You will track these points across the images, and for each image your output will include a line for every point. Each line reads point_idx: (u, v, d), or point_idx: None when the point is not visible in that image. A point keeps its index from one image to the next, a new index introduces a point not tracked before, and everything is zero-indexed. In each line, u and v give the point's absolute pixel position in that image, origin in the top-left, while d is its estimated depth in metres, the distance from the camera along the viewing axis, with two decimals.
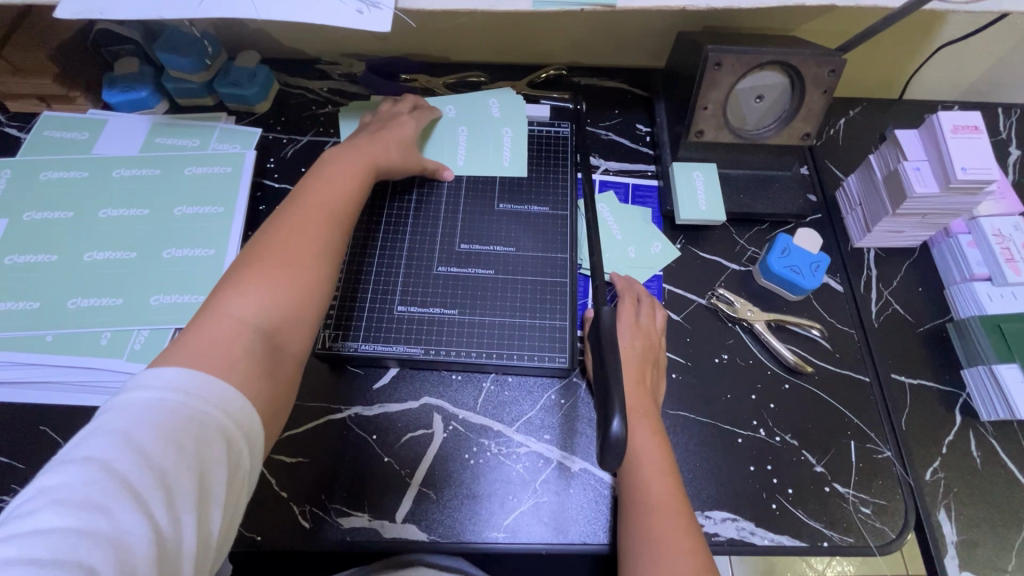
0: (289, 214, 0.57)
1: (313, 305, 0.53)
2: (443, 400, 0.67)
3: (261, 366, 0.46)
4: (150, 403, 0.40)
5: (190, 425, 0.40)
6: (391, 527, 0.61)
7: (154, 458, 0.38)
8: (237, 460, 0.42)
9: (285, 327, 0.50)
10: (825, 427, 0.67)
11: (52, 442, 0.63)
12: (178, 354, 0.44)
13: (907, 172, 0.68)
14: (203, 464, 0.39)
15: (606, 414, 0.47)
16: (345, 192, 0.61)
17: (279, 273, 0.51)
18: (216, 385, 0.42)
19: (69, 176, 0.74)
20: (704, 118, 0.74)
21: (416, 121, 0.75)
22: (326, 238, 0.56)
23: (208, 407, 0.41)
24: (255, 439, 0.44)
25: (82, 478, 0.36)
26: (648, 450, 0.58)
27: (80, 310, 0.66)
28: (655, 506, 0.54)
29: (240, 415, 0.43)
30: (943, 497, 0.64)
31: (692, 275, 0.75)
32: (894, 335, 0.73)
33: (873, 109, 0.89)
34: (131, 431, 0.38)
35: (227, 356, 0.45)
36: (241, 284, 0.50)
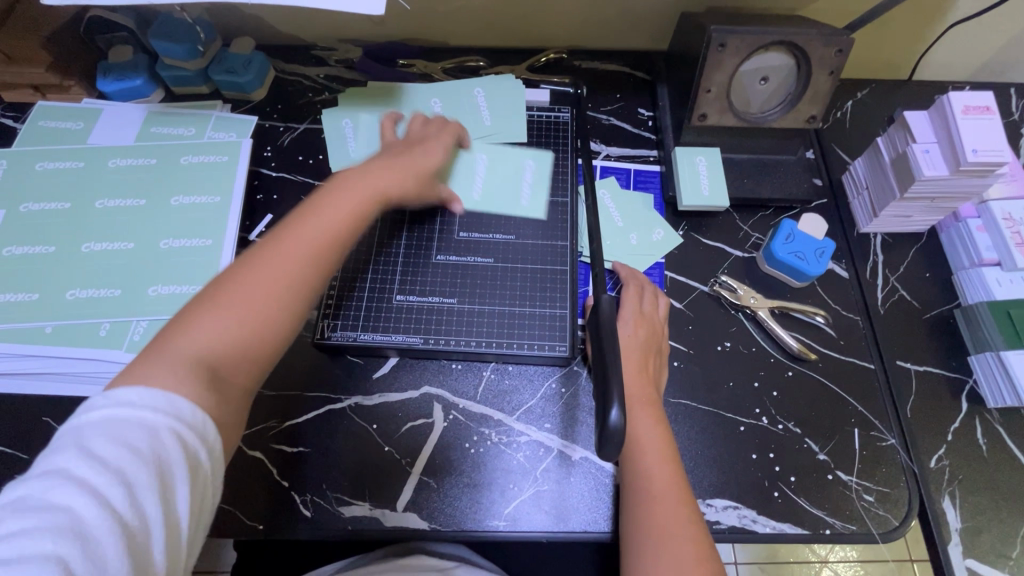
0: (275, 228, 0.53)
1: (283, 336, 0.49)
2: (443, 389, 0.67)
3: (215, 389, 0.44)
4: (112, 412, 0.39)
5: (145, 431, 0.39)
6: (392, 515, 0.61)
7: (111, 464, 0.37)
8: (198, 463, 0.40)
9: (250, 348, 0.47)
10: (828, 414, 0.66)
11: (55, 432, 0.63)
12: (137, 371, 0.42)
13: (916, 155, 0.66)
14: (159, 468, 0.38)
15: (604, 404, 0.46)
16: (338, 206, 0.55)
17: (251, 296, 0.48)
18: (168, 398, 0.41)
19: (64, 166, 0.74)
20: (707, 102, 0.72)
21: (446, 146, 0.68)
22: (309, 250, 0.51)
23: (160, 414, 0.40)
24: (215, 449, 0.42)
25: (44, 487, 0.36)
26: (649, 439, 0.57)
27: (78, 301, 0.66)
28: (657, 497, 0.54)
29: (196, 431, 0.41)
30: (948, 484, 0.63)
31: (695, 262, 0.74)
32: (901, 322, 0.71)
33: (882, 90, 0.86)
34: (93, 441, 0.38)
35: (181, 378, 0.42)
36: (211, 305, 0.47)
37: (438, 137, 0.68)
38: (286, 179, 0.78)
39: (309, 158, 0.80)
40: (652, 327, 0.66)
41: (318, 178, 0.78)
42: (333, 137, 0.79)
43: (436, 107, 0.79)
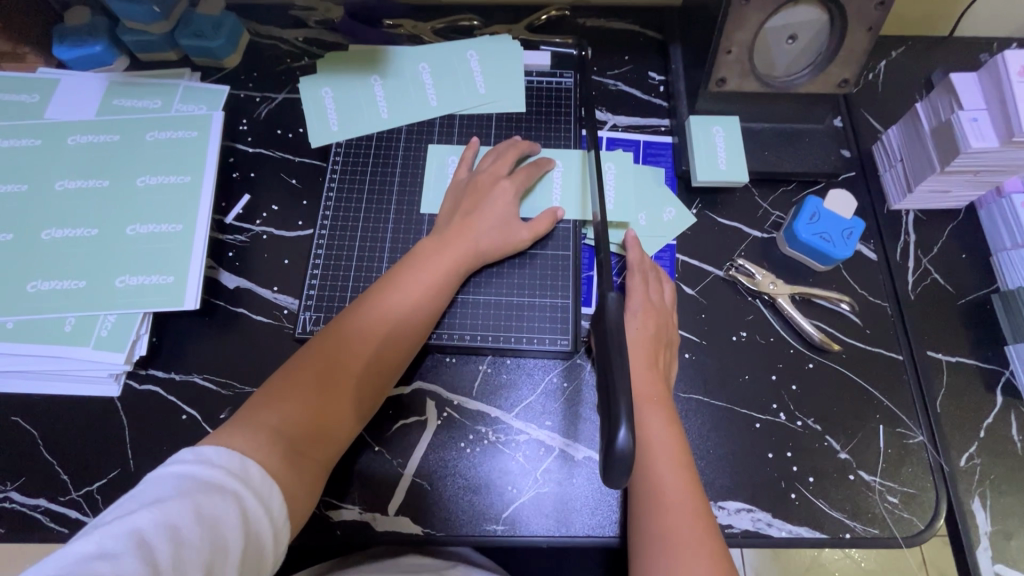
0: (348, 312, 0.57)
1: (346, 414, 0.53)
2: (435, 385, 0.63)
3: (290, 463, 0.48)
4: (186, 473, 0.42)
5: (214, 494, 0.41)
6: (384, 519, 0.58)
7: (174, 521, 0.39)
8: (254, 535, 0.42)
9: (324, 427, 0.51)
10: (852, 409, 0.61)
11: (26, 433, 0.60)
12: (228, 435, 0.47)
13: (962, 124, 0.59)
14: (220, 533, 0.40)
15: (612, 423, 0.42)
16: (393, 303, 0.57)
17: (316, 389, 0.52)
18: (240, 461, 0.45)
19: (20, 143, 0.67)
20: (727, 65, 0.64)
21: (516, 190, 0.64)
22: (364, 354, 0.55)
23: (231, 478, 0.43)
24: (276, 519, 0.45)
25: (106, 535, 0.37)
26: (660, 445, 0.53)
27: (42, 294, 0.61)
28: (668, 509, 0.50)
29: (263, 497, 0.44)
30: (978, 484, 0.59)
31: (709, 244, 0.68)
32: (933, 308, 0.66)
33: (919, 49, 0.78)
34: (162, 494, 0.40)
35: (265, 449, 0.47)
36: (284, 384, 0.51)
37: (511, 178, 0.65)
38: (264, 156, 0.72)
39: (288, 132, 0.73)
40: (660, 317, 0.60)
41: (298, 155, 0.72)
42: (313, 109, 0.72)
43: (425, 73, 0.72)
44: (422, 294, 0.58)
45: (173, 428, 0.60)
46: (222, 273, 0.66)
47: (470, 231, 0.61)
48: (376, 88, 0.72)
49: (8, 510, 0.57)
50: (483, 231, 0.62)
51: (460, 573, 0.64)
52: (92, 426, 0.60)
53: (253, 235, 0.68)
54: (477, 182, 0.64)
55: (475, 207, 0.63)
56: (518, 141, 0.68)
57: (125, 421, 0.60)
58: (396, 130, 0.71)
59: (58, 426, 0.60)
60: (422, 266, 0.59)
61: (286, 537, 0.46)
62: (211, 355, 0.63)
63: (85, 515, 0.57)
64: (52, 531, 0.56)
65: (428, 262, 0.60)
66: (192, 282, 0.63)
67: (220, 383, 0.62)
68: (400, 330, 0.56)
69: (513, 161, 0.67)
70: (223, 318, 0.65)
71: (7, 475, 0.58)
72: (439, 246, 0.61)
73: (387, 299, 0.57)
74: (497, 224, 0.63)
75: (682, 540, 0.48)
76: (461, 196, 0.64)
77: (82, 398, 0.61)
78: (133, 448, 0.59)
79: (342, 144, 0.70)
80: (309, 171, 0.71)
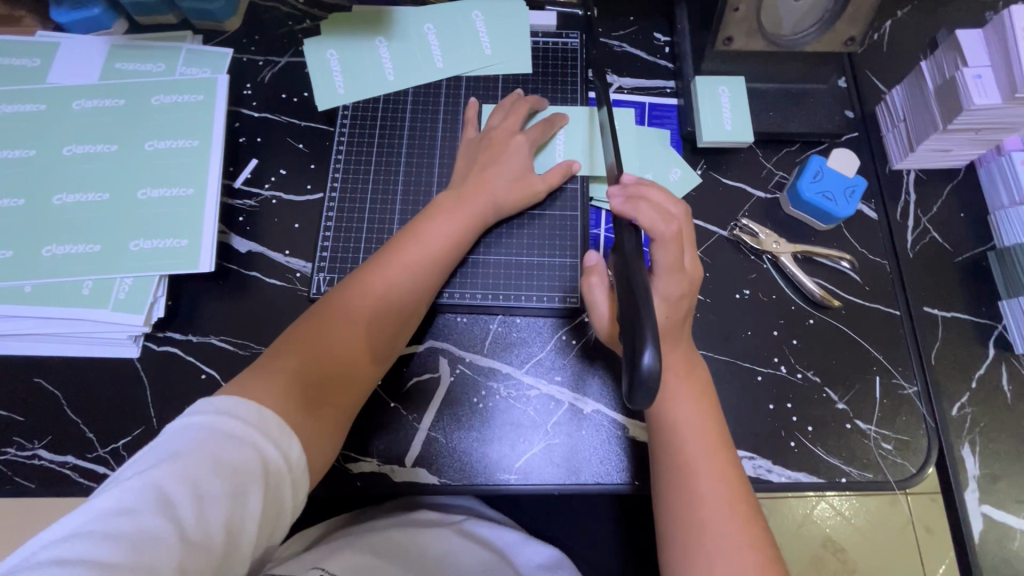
0: (363, 267, 0.58)
1: (361, 367, 0.55)
2: (447, 343, 0.64)
3: (309, 408, 0.50)
4: (204, 427, 0.43)
5: (232, 448, 0.43)
6: (401, 471, 0.60)
7: (193, 476, 0.40)
8: (275, 485, 0.44)
9: (344, 375, 0.53)
10: (849, 362, 0.63)
11: (48, 393, 0.61)
12: (253, 383, 0.49)
13: (966, 79, 0.61)
14: (238, 487, 0.41)
15: (638, 344, 0.41)
16: (411, 255, 0.58)
17: (333, 338, 0.53)
18: (257, 412, 0.46)
19: (23, 108, 0.67)
20: (734, 23, 0.64)
21: (530, 142, 0.65)
22: (380, 306, 0.56)
23: (248, 431, 0.44)
24: (296, 469, 0.46)
25: (126, 492, 0.39)
26: (674, 369, 0.55)
27: (56, 259, 0.62)
28: (684, 433, 0.53)
29: (282, 443, 0.46)
30: (968, 431, 0.62)
31: (714, 205, 0.69)
32: (930, 265, 0.67)
33: (924, 7, 0.78)
34: (179, 452, 0.42)
35: (285, 394, 0.49)
36: (302, 334, 0.53)
37: (524, 132, 0.66)
38: (270, 120, 0.72)
39: (293, 96, 0.73)
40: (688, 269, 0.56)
41: (305, 119, 0.72)
42: (319, 71, 0.71)
43: (430, 34, 0.72)
44: (436, 246, 0.59)
45: (193, 388, 0.62)
46: (234, 237, 0.67)
47: (484, 185, 0.62)
48: (381, 51, 0.71)
49: (37, 466, 0.59)
50: (499, 189, 0.63)
51: (471, 527, 0.67)
52: (113, 387, 0.62)
53: (262, 200, 0.69)
54: (492, 138, 0.65)
55: (490, 163, 0.64)
56: (523, 97, 0.68)
57: (145, 382, 0.62)
58: (402, 93, 0.70)
59: (79, 386, 0.62)
60: (435, 218, 0.60)
61: (305, 484, 0.47)
62: (227, 317, 0.64)
63: (112, 470, 0.59)
64: (81, 486, 0.59)
65: (441, 216, 0.61)
66: (205, 246, 0.63)
67: (237, 345, 0.63)
68: (415, 283, 0.58)
69: (525, 116, 0.67)
70: (236, 281, 0.66)
71: (34, 433, 0.60)
72: (456, 200, 0.62)
73: (403, 252, 0.58)
74: (511, 181, 0.64)
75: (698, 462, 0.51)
76: (476, 151, 0.65)
77: (101, 359, 0.62)
78: (155, 407, 0.61)
79: (349, 106, 0.70)
80: (317, 136, 0.71)
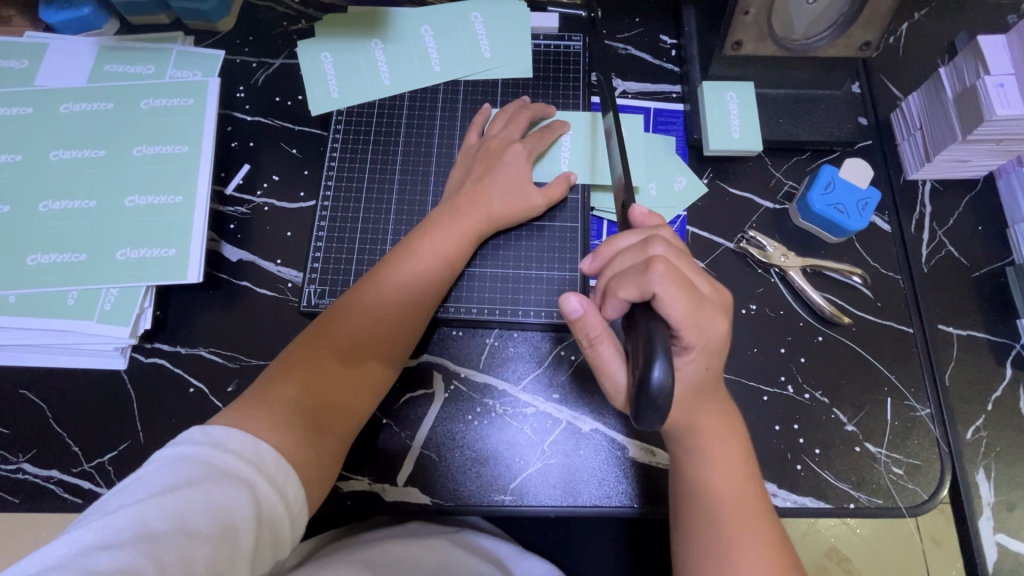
0: (357, 285, 0.56)
1: (360, 389, 0.53)
2: (442, 358, 0.62)
3: (305, 437, 0.48)
4: (196, 458, 0.42)
5: (223, 481, 0.41)
6: (393, 490, 0.58)
7: (182, 510, 0.39)
8: (268, 518, 0.42)
9: (341, 399, 0.52)
10: (859, 382, 0.61)
11: (33, 404, 0.60)
12: (245, 413, 0.47)
13: (988, 88, 0.58)
14: (229, 521, 0.40)
15: (649, 355, 0.40)
16: (406, 272, 0.56)
17: (328, 361, 0.52)
18: (252, 445, 0.44)
19: (10, 112, 0.65)
20: (743, 27, 0.62)
21: (528, 151, 0.63)
22: (377, 326, 0.54)
23: (242, 463, 0.43)
24: (291, 505, 0.45)
25: (107, 526, 0.37)
26: (713, 430, 0.50)
27: (41, 268, 0.60)
28: (723, 497, 0.49)
29: (277, 476, 0.44)
30: (983, 456, 0.60)
31: (721, 215, 0.67)
32: (946, 281, 0.65)
33: (943, 10, 0.74)
34: (167, 484, 0.40)
35: (281, 423, 0.47)
36: (297, 359, 0.52)
37: (522, 140, 0.63)
38: (263, 125, 0.70)
39: (287, 100, 0.71)
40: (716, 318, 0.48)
41: (298, 124, 0.70)
42: (312, 74, 0.69)
43: (427, 36, 0.69)
44: (432, 262, 0.57)
45: (181, 401, 0.60)
46: (224, 245, 0.65)
47: (481, 197, 0.60)
48: (376, 53, 0.69)
49: (21, 480, 0.58)
50: (497, 201, 0.61)
51: (471, 537, 0.67)
52: (99, 400, 0.60)
53: (254, 207, 0.67)
54: (489, 148, 0.63)
55: (487, 173, 0.62)
56: (530, 104, 0.66)
57: (133, 395, 0.60)
58: (398, 98, 0.68)
59: (65, 398, 0.60)
60: (432, 233, 0.58)
61: (303, 514, 0.46)
62: (216, 329, 0.63)
63: (98, 485, 0.58)
64: (66, 502, 0.57)
65: (439, 230, 0.58)
66: (194, 256, 0.62)
67: (226, 357, 0.62)
68: (413, 303, 0.56)
69: (526, 125, 0.65)
70: (226, 291, 0.64)
71: (18, 446, 0.59)
72: (452, 213, 0.59)
73: (399, 269, 0.56)
74: (510, 192, 0.61)
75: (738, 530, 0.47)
76: (471, 162, 0.63)
77: (87, 371, 0.61)
78: (142, 421, 0.60)
79: (343, 111, 0.68)
80: (310, 141, 0.69)
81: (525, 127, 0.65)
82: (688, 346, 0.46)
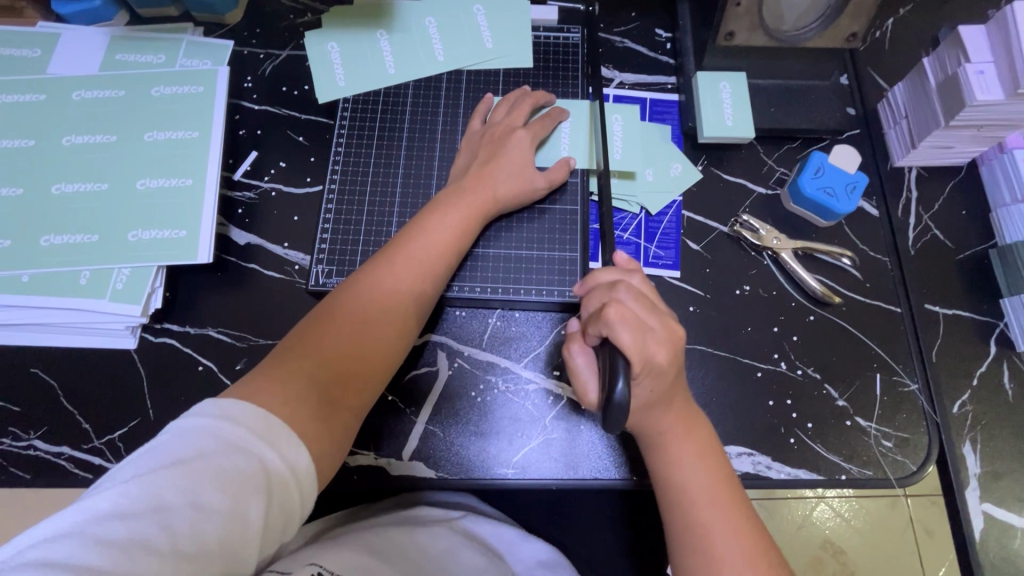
0: (367, 266, 0.58)
1: (370, 367, 0.54)
2: (446, 336, 0.64)
3: (318, 412, 0.49)
4: (207, 432, 0.42)
5: (234, 456, 0.42)
6: (399, 464, 0.60)
7: (193, 485, 0.40)
8: (279, 492, 0.43)
9: (353, 376, 0.53)
10: (850, 359, 0.63)
11: (44, 382, 0.61)
12: (260, 386, 0.48)
13: (968, 76, 0.60)
14: (239, 497, 0.41)
15: (613, 374, 0.47)
16: (414, 254, 0.58)
17: (339, 340, 0.53)
18: (262, 420, 0.45)
19: (23, 98, 0.67)
20: (736, 18, 0.64)
21: (531, 136, 0.65)
22: (387, 306, 0.56)
23: (252, 438, 0.44)
24: (301, 480, 0.46)
25: (122, 494, 0.38)
26: (673, 429, 0.54)
27: (54, 248, 0.62)
28: (693, 491, 0.51)
29: (287, 451, 0.45)
30: (969, 430, 0.62)
31: (715, 200, 0.69)
32: (932, 262, 0.67)
33: (927, 6, 0.77)
34: (179, 457, 0.41)
35: (294, 399, 0.48)
36: (308, 338, 0.53)
37: (524, 126, 0.66)
38: (270, 113, 0.72)
39: (294, 89, 0.73)
40: (668, 329, 0.52)
41: (305, 112, 0.72)
42: (320, 63, 0.71)
43: (431, 27, 0.71)
44: (440, 244, 0.59)
45: (191, 379, 0.61)
46: (232, 229, 0.67)
47: (486, 181, 0.62)
48: (382, 43, 0.71)
49: (33, 457, 0.59)
50: (502, 185, 0.63)
51: (469, 524, 0.67)
52: (110, 378, 0.61)
53: (262, 192, 0.68)
54: (493, 134, 0.65)
55: (492, 157, 0.63)
56: (532, 92, 0.68)
57: (143, 373, 0.62)
58: (402, 86, 0.70)
59: (75, 377, 0.61)
60: (439, 215, 0.60)
61: (313, 487, 0.47)
62: (225, 309, 0.64)
63: (108, 461, 0.59)
64: (76, 477, 0.58)
65: (446, 213, 0.60)
66: (203, 237, 0.63)
67: (235, 336, 0.63)
68: (421, 283, 0.57)
69: (528, 112, 0.67)
70: (235, 273, 0.65)
71: (29, 423, 0.60)
72: (458, 197, 0.61)
73: (407, 252, 0.58)
74: (514, 176, 0.63)
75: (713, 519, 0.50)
76: (476, 148, 0.65)
77: (98, 349, 0.62)
78: (152, 399, 0.61)
79: (349, 99, 0.70)
80: (317, 128, 0.71)
81: (527, 115, 0.67)
82: (641, 375, 0.50)
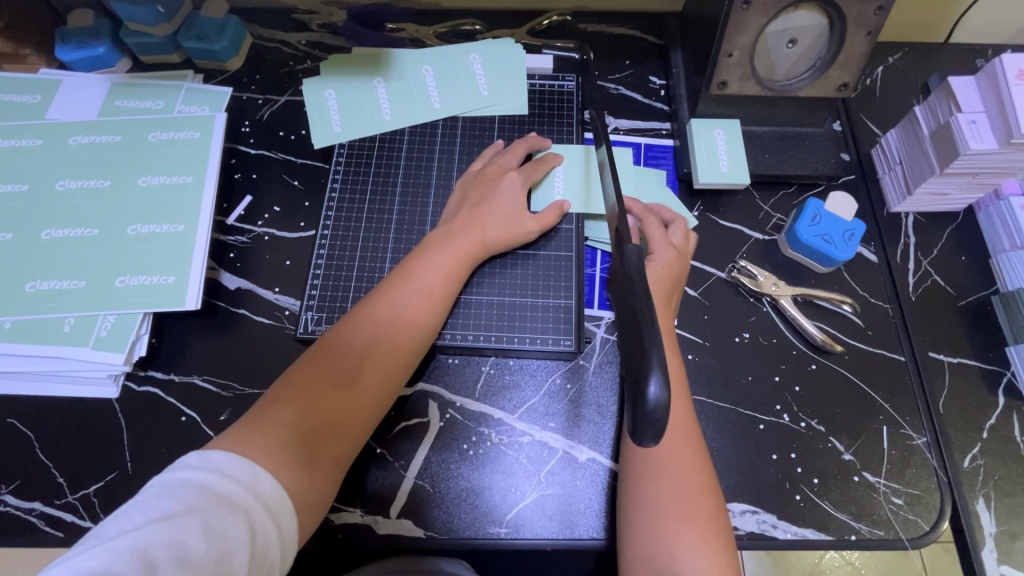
0: (355, 307, 0.57)
1: (359, 414, 0.52)
2: (439, 386, 0.62)
3: (301, 463, 0.47)
4: (196, 484, 0.41)
5: (222, 509, 0.40)
6: (385, 522, 0.57)
7: (181, 540, 0.38)
8: (262, 546, 0.41)
9: (338, 424, 0.51)
10: (855, 410, 0.61)
11: (21, 433, 0.59)
12: (244, 436, 0.46)
13: (961, 125, 0.60)
14: (226, 551, 0.39)
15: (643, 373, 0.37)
16: (404, 297, 0.57)
17: (325, 388, 0.51)
18: (250, 471, 0.44)
19: (20, 144, 0.67)
20: (728, 68, 0.65)
21: (523, 178, 0.65)
22: (375, 351, 0.54)
23: (240, 490, 0.42)
24: (285, 536, 0.44)
25: (108, 552, 0.36)
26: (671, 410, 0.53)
27: (39, 295, 0.60)
28: (670, 466, 0.51)
29: (272, 502, 0.43)
30: (982, 486, 0.59)
31: (712, 245, 0.68)
32: (934, 310, 0.66)
33: (915, 55, 0.79)
34: (167, 511, 0.39)
35: (278, 451, 0.46)
36: (292, 384, 0.51)
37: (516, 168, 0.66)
38: (266, 157, 0.72)
39: (291, 134, 0.73)
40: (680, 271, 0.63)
41: (301, 156, 0.72)
42: (317, 109, 0.71)
43: (428, 75, 0.73)
44: (430, 287, 0.58)
45: (172, 430, 0.59)
46: (223, 274, 0.66)
47: (476, 224, 0.62)
48: (379, 90, 0.72)
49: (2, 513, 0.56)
50: (492, 227, 0.62)
51: None
52: (89, 429, 0.59)
53: (254, 236, 0.68)
54: (486, 174, 0.66)
55: (482, 199, 0.64)
56: (530, 137, 0.69)
57: (123, 423, 0.60)
58: (398, 132, 0.71)
59: (54, 428, 0.59)
60: (430, 256, 0.59)
61: (293, 544, 0.45)
62: (212, 357, 0.63)
63: (81, 518, 0.56)
64: (46, 535, 0.55)
65: (437, 255, 0.60)
66: (193, 283, 0.62)
67: (220, 385, 0.61)
68: (411, 325, 0.56)
69: (523, 156, 0.68)
70: (224, 319, 0.64)
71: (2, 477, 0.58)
72: (449, 239, 0.61)
73: (395, 296, 0.57)
74: (504, 217, 0.63)
75: (689, 557, 0.47)
76: (470, 188, 0.65)
77: (78, 399, 0.60)
78: (131, 451, 0.58)
79: (345, 145, 0.70)
80: (312, 173, 0.71)
81: (521, 158, 0.67)
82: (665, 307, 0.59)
